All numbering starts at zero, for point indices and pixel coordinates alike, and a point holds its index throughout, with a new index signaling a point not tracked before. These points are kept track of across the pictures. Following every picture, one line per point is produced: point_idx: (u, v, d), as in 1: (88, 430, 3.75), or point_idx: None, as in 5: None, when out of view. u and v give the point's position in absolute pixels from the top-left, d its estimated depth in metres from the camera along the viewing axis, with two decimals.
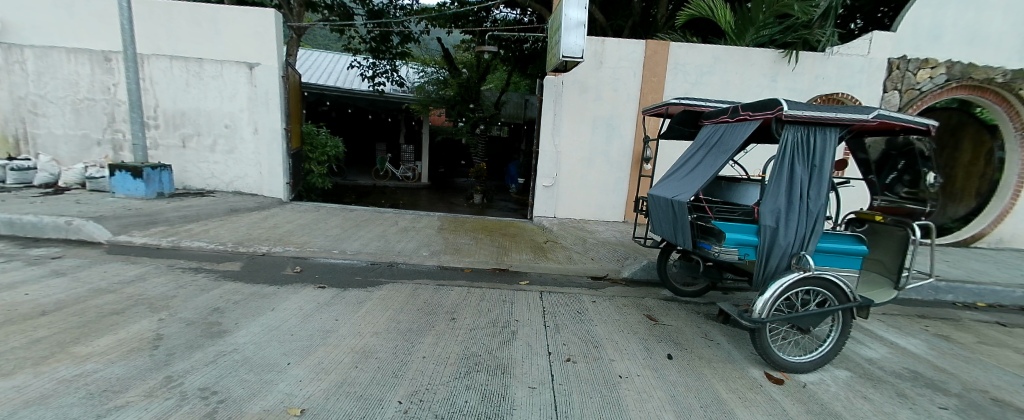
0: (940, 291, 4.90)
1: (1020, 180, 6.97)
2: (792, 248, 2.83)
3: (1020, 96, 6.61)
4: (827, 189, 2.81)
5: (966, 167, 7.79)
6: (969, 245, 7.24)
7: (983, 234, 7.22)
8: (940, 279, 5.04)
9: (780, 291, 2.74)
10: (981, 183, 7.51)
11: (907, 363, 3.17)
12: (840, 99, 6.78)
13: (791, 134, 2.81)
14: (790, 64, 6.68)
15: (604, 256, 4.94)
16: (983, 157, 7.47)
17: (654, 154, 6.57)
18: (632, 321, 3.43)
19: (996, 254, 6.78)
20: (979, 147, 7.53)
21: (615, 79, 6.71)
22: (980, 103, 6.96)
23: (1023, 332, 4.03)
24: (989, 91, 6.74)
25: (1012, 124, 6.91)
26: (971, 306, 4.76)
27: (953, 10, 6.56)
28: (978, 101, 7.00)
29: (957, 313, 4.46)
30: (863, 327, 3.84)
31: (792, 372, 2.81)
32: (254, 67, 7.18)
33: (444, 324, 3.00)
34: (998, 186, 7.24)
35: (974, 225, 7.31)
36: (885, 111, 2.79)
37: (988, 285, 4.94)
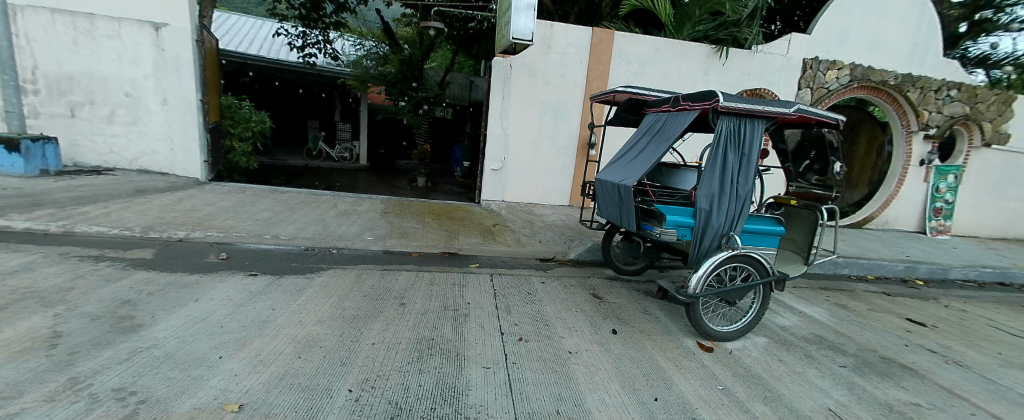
0: (838, 266, 5.65)
1: (903, 170, 8.17)
2: (723, 229, 3.09)
3: (907, 97, 7.65)
4: (753, 175, 3.08)
5: (861, 159, 9.15)
6: (862, 226, 8.37)
7: (872, 218, 8.37)
8: (839, 256, 5.81)
9: (712, 268, 2.99)
10: (873, 173, 8.85)
11: (812, 329, 3.65)
12: (762, 94, 7.43)
13: (725, 123, 3.03)
14: (721, 59, 7.19)
15: (551, 239, 5.05)
16: (876, 150, 8.78)
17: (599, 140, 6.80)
18: (579, 299, 3.56)
19: (881, 234, 7.91)
20: (873, 142, 8.86)
21: (563, 65, 6.78)
22: (876, 102, 8.02)
23: (899, 300, 4.78)
24: (883, 92, 7.77)
25: (900, 121, 8.02)
26: (861, 279, 5.55)
27: (855, 19, 7.42)
28: (874, 100, 8.01)
29: (851, 285, 5.18)
30: (778, 299, 4.33)
31: (719, 340, 3.10)
32: (161, 28, 6.28)
33: (393, 309, 2.90)
34: (885, 175, 8.46)
35: (866, 209, 8.44)
36: (802, 106, 3.10)
37: (874, 261, 5.79)
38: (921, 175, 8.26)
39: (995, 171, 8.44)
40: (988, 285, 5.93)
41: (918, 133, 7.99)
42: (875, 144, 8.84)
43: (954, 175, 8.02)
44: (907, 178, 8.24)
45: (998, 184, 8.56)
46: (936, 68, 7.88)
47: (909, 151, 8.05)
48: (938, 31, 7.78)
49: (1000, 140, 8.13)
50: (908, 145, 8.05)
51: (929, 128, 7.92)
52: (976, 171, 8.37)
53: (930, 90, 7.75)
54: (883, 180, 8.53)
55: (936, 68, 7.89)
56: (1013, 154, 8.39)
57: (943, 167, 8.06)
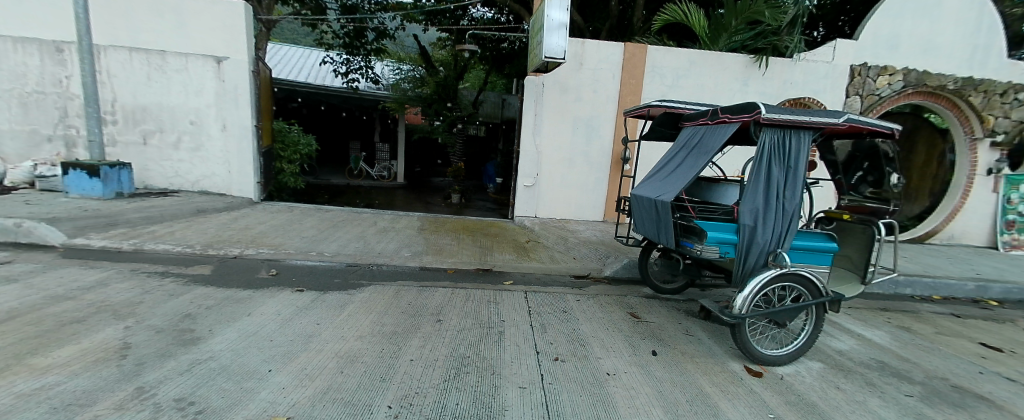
0: (900, 285, 5.21)
1: (969, 180, 7.51)
2: (769, 246, 2.94)
3: (969, 102, 7.09)
4: (801, 189, 2.93)
5: (920, 169, 8.46)
6: (925, 241, 7.72)
7: (936, 232, 7.70)
8: (900, 274, 5.36)
9: (758, 288, 2.85)
10: (935, 183, 8.17)
11: (871, 354, 3.36)
12: (807, 103, 7.09)
13: (768, 136, 2.90)
14: (761, 69, 6.95)
15: (586, 255, 4.98)
16: (936, 159, 8.12)
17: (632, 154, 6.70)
18: (616, 318, 3.47)
19: (948, 250, 7.24)
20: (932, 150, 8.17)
21: (594, 80, 6.79)
22: (933, 108, 7.47)
23: (975, 323, 4.34)
24: (941, 97, 7.24)
25: (962, 127, 7.40)
26: (927, 299, 5.08)
27: (908, 22, 7.00)
28: (931, 107, 7.48)
29: (916, 306, 4.75)
30: (833, 321, 4.04)
31: (769, 365, 2.92)
32: (222, 61, 6.86)
33: (430, 326, 2.94)
34: (949, 187, 7.80)
35: (928, 223, 7.79)
36: (853, 116, 2.93)
37: (942, 279, 5.30)
38: (991, 185, 7.54)
39: None
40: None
41: (983, 141, 7.34)
42: (934, 153, 8.19)
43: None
44: (974, 189, 7.55)
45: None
46: (1004, 68, 7.27)
47: (974, 159, 7.42)
48: (1004, 30, 7.19)
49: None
50: (972, 153, 7.42)
51: (996, 135, 7.25)
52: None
53: (995, 93, 7.13)
54: (947, 191, 7.86)
55: (1005, 68, 7.27)
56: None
57: (1014, 177, 7.40)
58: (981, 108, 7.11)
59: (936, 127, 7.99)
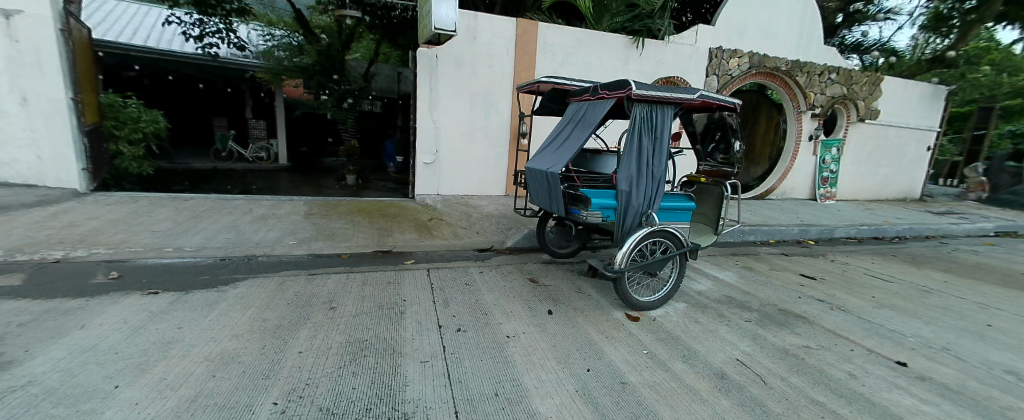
0: (745, 233, 6.36)
1: (795, 146, 9.30)
2: (642, 208, 3.34)
3: (795, 81, 8.71)
4: (666, 157, 3.35)
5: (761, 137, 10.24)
6: (766, 197, 9.42)
7: (773, 189, 9.42)
8: (746, 225, 6.54)
9: (634, 244, 3.24)
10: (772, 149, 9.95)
11: (723, 291, 4.10)
12: (676, 82, 8.00)
13: (639, 110, 3.24)
14: (638, 50, 7.63)
15: (488, 229, 5.10)
16: (774, 129, 9.88)
17: (529, 129, 6.94)
18: (516, 285, 3.67)
19: (780, 203, 8.98)
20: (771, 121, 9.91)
21: (489, 55, 6.79)
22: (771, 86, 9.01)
23: (794, 258, 5.54)
24: (776, 77, 8.75)
25: (791, 103, 9.08)
26: (764, 243, 6.30)
27: (750, 13, 8.26)
28: (769, 85, 9.02)
29: (757, 249, 5.87)
30: (697, 267, 4.80)
31: (644, 310, 3.39)
32: (12, 14, 5.27)
33: (321, 314, 2.77)
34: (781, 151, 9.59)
35: (767, 182, 9.49)
36: (705, 92, 3.40)
37: (774, 227, 6.60)
38: (810, 149, 9.50)
39: (863, 144, 9.97)
40: (863, 240, 7.04)
41: (806, 113, 9.17)
42: (771, 124, 10.02)
43: (837, 147, 9.41)
44: (800, 152, 9.42)
45: (871, 155, 10.19)
46: (820, 55, 9.07)
47: (799, 128, 9.21)
48: (818, 22, 8.90)
49: (871, 117, 9.63)
50: (798, 123, 9.19)
51: (815, 109, 9.10)
52: (855, 144, 9.90)
53: (813, 74, 8.85)
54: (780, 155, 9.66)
55: (820, 55, 9.08)
56: (881, 127, 10.03)
57: (828, 141, 9.43)
58: (804, 86, 8.80)
59: (773, 102, 9.75)
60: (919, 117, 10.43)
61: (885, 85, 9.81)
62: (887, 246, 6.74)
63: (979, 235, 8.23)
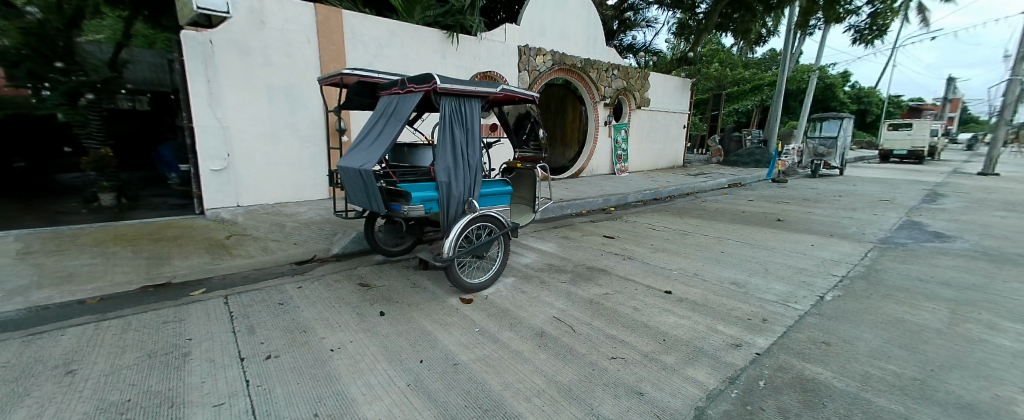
0: (563, 208, 7.37)
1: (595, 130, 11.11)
2: (463, 196, 3.50)
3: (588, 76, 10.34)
4: (479, 147, 3.57)
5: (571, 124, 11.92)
6: (578, 175, 11.02)
7: (583, 168, 11.05)
8: (564, 200, 7.56)
9: (460, 231, 3.39)
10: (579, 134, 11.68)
11: (545, 260, 4.67)
12: (493, 77, 8.59)
13: (447, 103, 3.35)
14: (453, 44, 7.89)
15: (309, 238, 4.60)
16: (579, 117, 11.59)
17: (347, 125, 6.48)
18: (343, 293, 3.42)
19: (591, 178, 10.67)
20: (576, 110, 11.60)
21: (285, 43, 6.05)
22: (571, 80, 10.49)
23: (599, 223, 6.68)
24: (574, 72, 10.23)
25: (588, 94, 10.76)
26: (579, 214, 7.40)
27: (547, 16, 9.42)
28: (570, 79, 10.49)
29: (573, 220, 6.87)
30: (524, 243, 5.33)
31: (477, 291, 3.60)
32: None
33: (51, 385, 2.07)
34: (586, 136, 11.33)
35: (578, 162, 11.07)
36: (506, 86, 3.74)
37: (585, 199, 7.82)
38: (607, 132, 11.48)
39: (642, 126, 12.60)
40: (648, 202, 8.95)
41: (600, 103, 11.00)
42: (576, 113, 11.71)
43: (625, 130, 11.77)
44: (600, 135, 11.27)
45: (648, 134, 12.97)
46: (606, 54, 11.01)
47: (595, 115, 11.01)
48: (600, 28, 10.71)
49: (644, 103, 12.18)
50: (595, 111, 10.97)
51: (606, 100, 11.02)
52: (637, 126, 12.46)
53: (601, 70, 10.66)
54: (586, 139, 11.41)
55: (606, 54, 11.01)
56: (652, 111, 12.84)
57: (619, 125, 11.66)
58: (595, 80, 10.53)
59: (576, 94, 11.39)
60: (674, 103, 13.72)
61: (651, 79, 12.54)
62: (663, 204, 8.75)
63: (715, 188, 11.42)
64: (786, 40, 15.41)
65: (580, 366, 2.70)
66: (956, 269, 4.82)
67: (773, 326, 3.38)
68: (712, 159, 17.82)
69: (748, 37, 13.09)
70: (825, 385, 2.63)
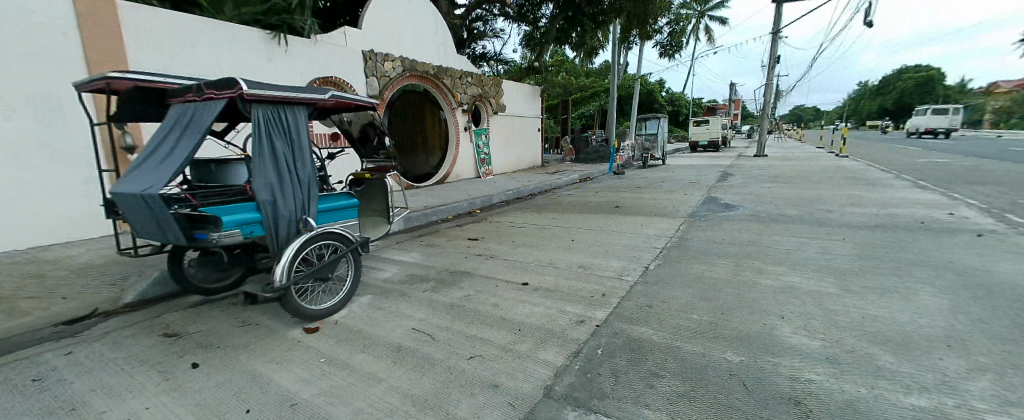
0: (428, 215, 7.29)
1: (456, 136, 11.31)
2: (295, 215, 3.16)
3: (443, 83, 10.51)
4: (310, 159, 3.27)
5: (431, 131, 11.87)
6: (444, 181, 11.06)
7: (448, 174, 11.15)
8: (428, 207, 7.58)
9: (295, 254, 3.04)
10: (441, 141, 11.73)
11: (406, 271, 4.53)
12: (335, 82, 8.07)
13: (261, 111, 2.98)
14: (281, 46, 7.19)
15: (89, 288, 3.61)
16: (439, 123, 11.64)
17: (139, 141, 5.37)
18: (140, 350, 2.77)
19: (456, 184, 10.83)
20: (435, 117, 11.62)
21: (25, 38, 4.74)
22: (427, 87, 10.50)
23: (464, 226, 6.88)
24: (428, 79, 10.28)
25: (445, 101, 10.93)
26: (445, 219, 7.47)
27: (392, 21, 9.32)
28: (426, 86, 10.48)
29: (438, 225, 6.92)
30: (385, 256, 5.11)
31: (325, 317, 3.29)
32: None
33: None
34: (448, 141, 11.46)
35: (443, 168, 11.13)
36: (335, 92, 3.52)
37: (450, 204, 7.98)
38: (468, 138, 11.82)
39: (501, 131, 13.32)
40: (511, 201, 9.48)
41: (459, 109, 11.32)
42: (436, 119, 11.81)
43: (484, 135, 12.32)
44: (461, 140, 11.56)
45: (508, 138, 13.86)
46: (459, 62, 11.45)
47: (455, 121, 11.24)
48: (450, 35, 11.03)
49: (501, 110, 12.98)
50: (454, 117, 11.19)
51: (464, 106, 11.39)
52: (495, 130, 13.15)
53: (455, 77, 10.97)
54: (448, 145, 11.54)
55: (458, 62, 11.45)
56: (510, 117, 13.77)
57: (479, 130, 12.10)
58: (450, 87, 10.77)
59: (433, 100, 11.49)
60: (530, 109, 14.84)
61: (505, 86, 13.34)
62: (524, 201, 9.35)
63: (569, 183, 12.74)
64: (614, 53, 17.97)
65: (436, 374, 2.65)
66: (735, 230, 6.27)
67: (611, 298, 3.87)
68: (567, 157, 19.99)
69: (582, 49, 14.84)
70: (648, 342, 3.09)
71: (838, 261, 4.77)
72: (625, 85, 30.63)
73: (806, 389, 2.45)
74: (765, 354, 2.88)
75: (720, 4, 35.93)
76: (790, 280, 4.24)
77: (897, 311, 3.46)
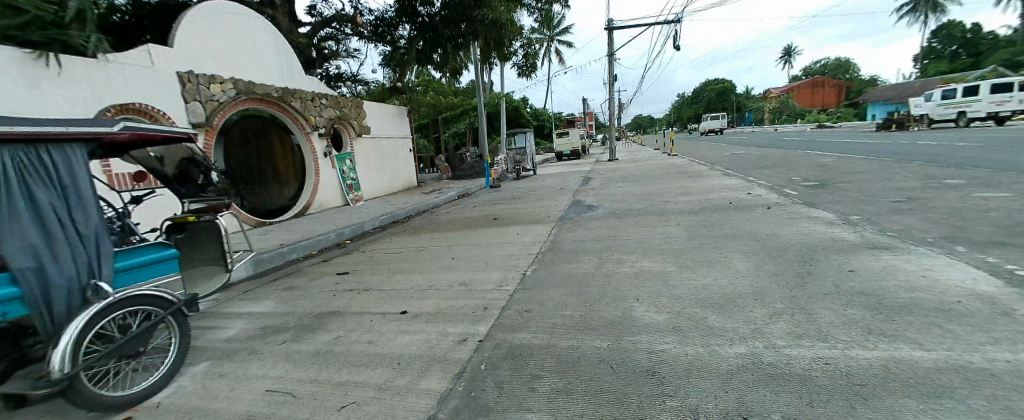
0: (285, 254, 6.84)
1: (314, 163, 11.61)
2: (78, 281, 2.46)
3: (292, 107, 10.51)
4: (96, 207, 2.61)
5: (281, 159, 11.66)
6: (305, 211, 11.28)
7: (309, 205, 11.37)
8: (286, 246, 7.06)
9: (81, 331, 2.34)
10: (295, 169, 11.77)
11: (259, 325, 3.92)
12: (140, 109, 6.95)
13: (6, 153, 2.25)
14: (50, 68, 5.80)
15: None
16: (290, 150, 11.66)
17: None
18: None
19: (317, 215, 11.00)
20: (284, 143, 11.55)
21: None
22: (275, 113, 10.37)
23: (330, 261, 6.55)
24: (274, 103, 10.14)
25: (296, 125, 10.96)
26: (307, 256, 7.12)
27: (216, 40, 8.68)
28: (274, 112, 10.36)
29: (299, 266, 6.44)
30: (231, 311, 4.36)
31: (139, 402, 2.58)
32: None
33: None
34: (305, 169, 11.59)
35: (302, 199, 11.31)
36: (130, 123, 2.91)
37: (312, 240, 7.56)
38: (329, 164, 12.20)
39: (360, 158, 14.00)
40: (385, 227, 9.54)
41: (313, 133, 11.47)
42: (287, 146, 11.63)
43: (349, 160, 12.92)
44: (320, 169, 11.78)
45: (376, 161, 14.84)
46: (301, 83, 11.29)
47: (311, 146, 11.46)
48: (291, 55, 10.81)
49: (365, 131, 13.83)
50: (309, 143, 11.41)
51: (319, 129, 11.61)
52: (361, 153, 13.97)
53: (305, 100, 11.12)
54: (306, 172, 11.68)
55: (300, 84, 11.23)
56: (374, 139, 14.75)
57: (341, 156, 12.68)
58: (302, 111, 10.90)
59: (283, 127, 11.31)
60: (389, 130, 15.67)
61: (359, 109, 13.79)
62: (400, 226, 9.35)
63: (447, 201, 13.11)
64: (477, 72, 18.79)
65: None
66: (596, 228, 7.04)
67: (492, 311, 3.91)
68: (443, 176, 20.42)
69: (446, 68, 15.12)
70: (528, 346, 3.15)
71: (675, 242, 5.70)
72: (493, 103, 32.31)
73: (660, 359, 2.79)
74: (627, 335, 3.21)
75: (564, 30, 40.76)
76: (642, 265, 4.89)
77: (717, 277, 4.25)
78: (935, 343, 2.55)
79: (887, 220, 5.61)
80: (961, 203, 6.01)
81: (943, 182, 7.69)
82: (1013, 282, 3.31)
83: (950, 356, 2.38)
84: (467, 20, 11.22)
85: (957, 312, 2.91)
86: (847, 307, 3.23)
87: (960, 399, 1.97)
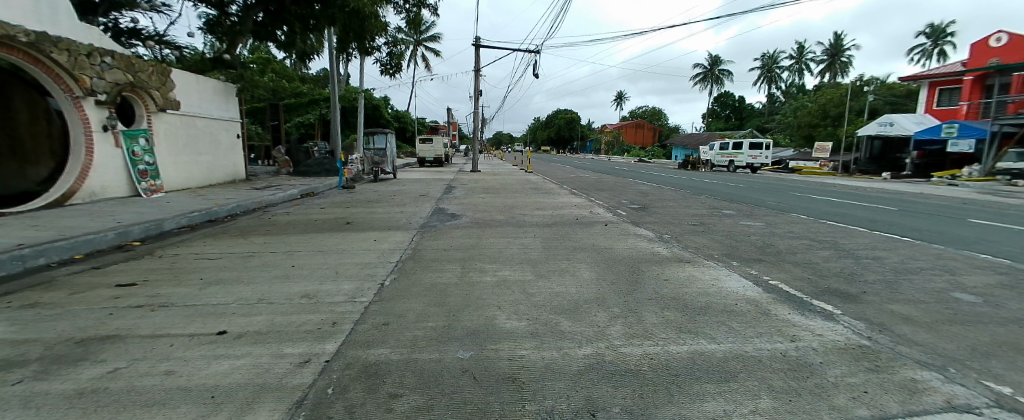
0: (27, 258, 4.84)
1: (88, 140, 8.82)
2: None
3: (52, 59, 7.96)
4: None
5: (27, 128, 8.73)
6: (63, 203, 8.30)
7: (74, 190, 8.57)
8: (27, 247, 5.00)
9: None
10: (51, 143, 8.93)
11: None
12: None
13: None
14: None
15: None
16: (43, 117, 8.86)
17: None
18: None
19: (85, 206, 8.29)
20: (34, 107, 8.79)
21: None
22: (18, 62, 7.67)
23: (110, 268, 4.91)
24: (17, 50, 7.47)
25: (59, 85, 8.34)
26: (67, 261, 5.19)
27: None
28: (13, 60, 7.57)
29: (52, 274, 4.65)
30: None
31: None
32: None
33: None
34: (73, 144, 8.77)
35: (63, 183, 8.43)
36: None
37: (77, 238, 5.56)
38: (113, 141, 9.46)
39: (162, 138, 11.14)
40: (196, 226, 7.69)
41: (86, 98, 8.83)
42: (40, 113, 8.87)
43: (142, 138, 10.26)
44: (96, 145, 9.05)
45: (186, 144, 12.11)
46: (57, 26, 8.66)
47: (82, 115, 8.71)
48: None
49: (171, 106, 11.27)
50: (79, 110, 8.68)
51: (97, 94, 9.04)
52: (163, 132, 11.21)
53: (78, 54, 8.62)
54: (71, 150, 8.81)
55: (55, 27, 8.62)
56: (185, 116, 12.04)
57: (132, 133, 9.96)
58: (70, 67, 8.39)
59: (36, 85, 8.53)
60: (203, 108, 12.94)
61: (169, 79, 11.25)
62: (218, 227, 7.68)
63: (285, 198, 11.50)
64: (330, 60, 17.00)
65: None
66: (458, 236, 7.05)
67: (343, 326, 3.46)
68: (280, 170, 17.99)
69: (292, 49, 13.19)
70: (386, 363, 2.85)
71: (532, 253, 6.11)
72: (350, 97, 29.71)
73: (520, 365, 2.88)
74: (489, 344, 3.23)
75: (432, 37, 40.61)
76: (503, 274, 5.07)
77: (568, 285, 4.69)
78: (719, 336, 3.32)
79: (685, 239, 7.16)
80: (728, 229, 8.09)
81: (717, 212, 10.25)
82: (758, 288, 4.57)
83: (729, 347, 3.11)
84: (323, 3, 10.02)
85: (732, 312, 3.83)
86: (663, 310, 3.94)
87: (739, 381, 2.58)
